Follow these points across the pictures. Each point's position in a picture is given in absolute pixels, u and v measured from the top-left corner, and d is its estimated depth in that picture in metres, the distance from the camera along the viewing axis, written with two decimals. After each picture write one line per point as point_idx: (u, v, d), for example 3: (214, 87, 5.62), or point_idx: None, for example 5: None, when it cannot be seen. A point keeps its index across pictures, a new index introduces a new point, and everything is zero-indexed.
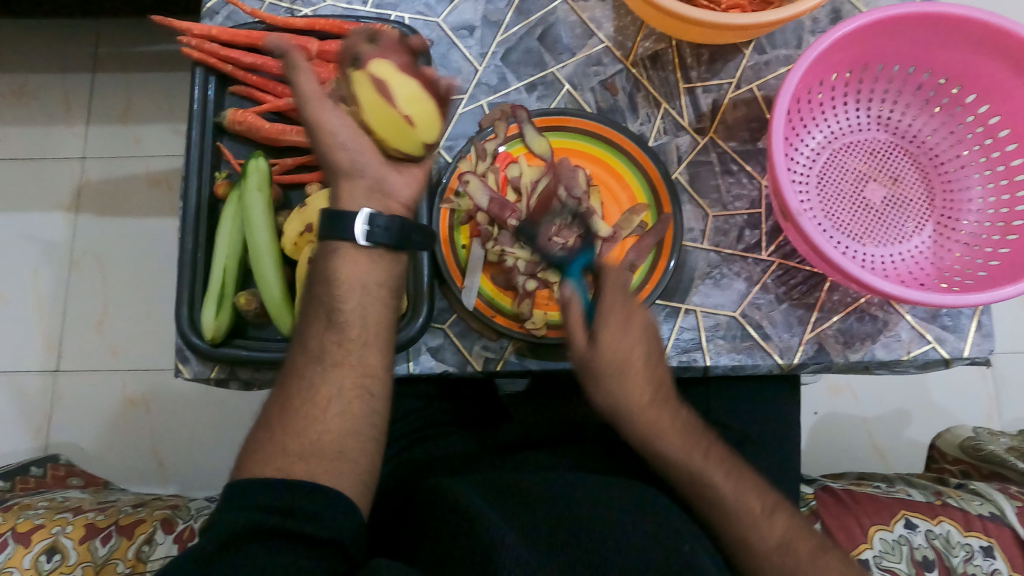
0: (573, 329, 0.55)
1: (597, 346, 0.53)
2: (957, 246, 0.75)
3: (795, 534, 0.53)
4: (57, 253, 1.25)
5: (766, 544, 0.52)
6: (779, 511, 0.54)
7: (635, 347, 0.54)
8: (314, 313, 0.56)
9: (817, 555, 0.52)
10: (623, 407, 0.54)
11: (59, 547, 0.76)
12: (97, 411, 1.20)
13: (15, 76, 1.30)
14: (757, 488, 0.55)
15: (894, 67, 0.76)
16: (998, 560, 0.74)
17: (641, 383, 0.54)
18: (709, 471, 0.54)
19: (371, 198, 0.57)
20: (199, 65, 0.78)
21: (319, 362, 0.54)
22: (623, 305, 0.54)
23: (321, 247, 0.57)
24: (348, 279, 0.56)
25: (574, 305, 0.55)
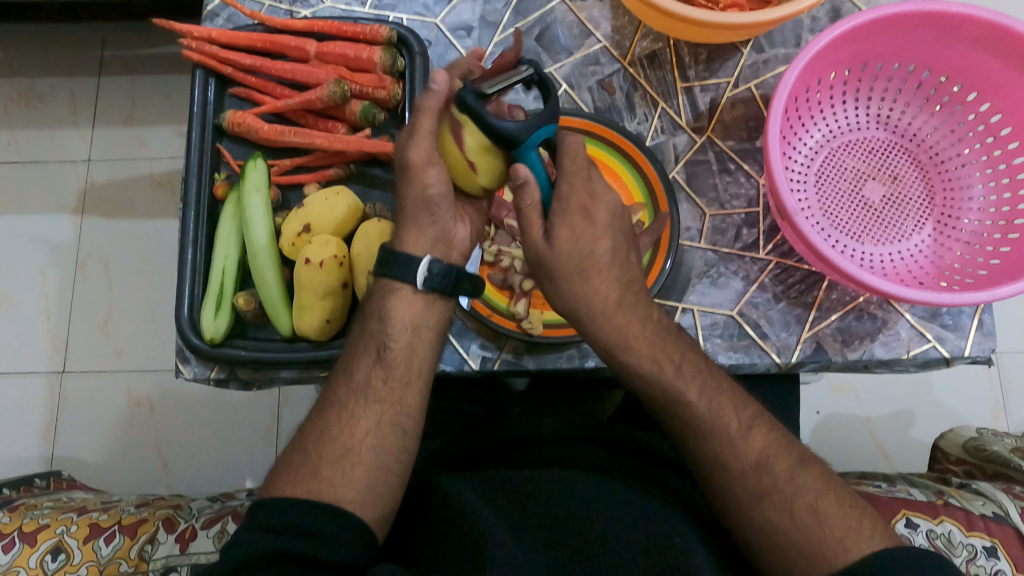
0: (530, 225, 0.53)
1: (555, 245, 0.53)
2: (957, 245, 0.75)
3: (775, 450, 0.52)
4: (63, 254, 1.27)
5: (742, 461, 0.51)
6: (759, 425, 0.53)
7: (599, 240, 0.54)
8: (362, 346, 0.57)
9: (797, 474, 0.50)
10: (585, 306, 0.55)
11: (64, 546, 0.77)
12: (103, 412, 1.21)
13: (22, 79, 1.32)
14: (735, 402, 0.53)
15: (894, 65, 0.76)
16: (1002, 560, 0.72)
17: (602, 281, 0.54)
18: (683, 384, 0.53)
19: (436, 247, 0.57)
20: (199, 67, 0.79)
21: (362, 396, 0.54)
22: (582, 192, 0.53)
23: (378, 284, 0.57)
24: (400, 319, 0.56)
25: (530, 193, 0.51)
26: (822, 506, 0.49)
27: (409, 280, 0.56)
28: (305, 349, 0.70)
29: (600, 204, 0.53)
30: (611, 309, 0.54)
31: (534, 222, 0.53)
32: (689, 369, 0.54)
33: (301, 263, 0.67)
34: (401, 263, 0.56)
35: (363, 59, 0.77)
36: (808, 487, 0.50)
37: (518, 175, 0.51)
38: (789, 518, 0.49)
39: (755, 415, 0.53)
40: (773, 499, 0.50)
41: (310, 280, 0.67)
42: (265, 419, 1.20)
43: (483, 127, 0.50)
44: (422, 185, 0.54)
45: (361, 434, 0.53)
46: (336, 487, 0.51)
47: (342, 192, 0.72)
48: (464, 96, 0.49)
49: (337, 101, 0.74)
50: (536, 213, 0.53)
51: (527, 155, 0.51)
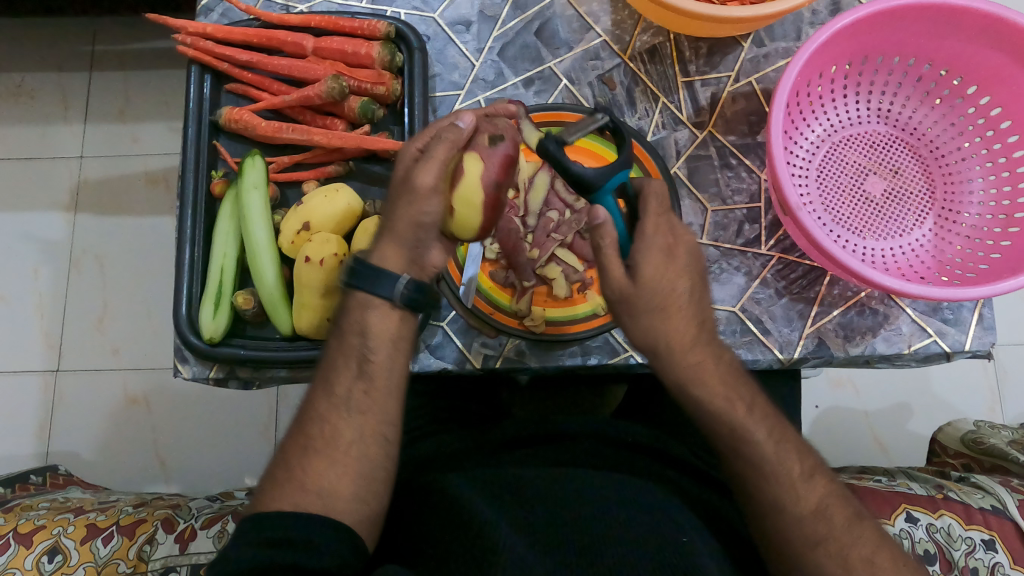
0: (611, 262, 0.53)
1: (638, 280, 0.52)
2: (958, 239, 0.75)
3: (833, 499, 0.51)
4: (57, 252, 1.25)
5: (801, 508, 0.50)
6: (820, 474, 0.52)
7: (679, 279, 0.53)
8: (341, 361, 0.55)
9: (852, 524, 0.50)
10: (662, 345, 0.53)
11: (61, 547, 0.76)
12: (99, 411, 1.20)
13: (11, 75, 1.30)
14: (798, 450, 0.53)
15: (894, 58, 0.76)
16: (1000, 553, 0.73)
17: (680, 320, 0.53)
18: (751, 423, 0.52)
19: (412, 266, 0.55)
20: (195, 63, 0.78)
21: (345, 408, 0.53)
22: (661, 233, 0.54)
23: (354, 299, 0.55)
24: (378, 333, 0.54)
25: (608, 232, 0.52)
26: (879, 560, 0.49)
27: (384, 295, 0.54)
28: (306, 348, 0.70)
29: (682, 245, 0.54)
30: (688, 345, 0.53)
31: (614, 262, 0.53)
32: (758, 411, 0.53)
33: (303, 261, 0.67)
34: (374, 277, 0.54)
35: (362, 55, 0.76)
36: (864, 539, 0.50)
37: (597, 217, 0.53)
38: (838, 560, 0.48)
39: (816, 465, 0.53)
40: (829, 546, 0.49)
41: (312, 279, 0.67)
42: (263, 417, 1.19)
43: (564, 174, 0.52)
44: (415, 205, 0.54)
45: (344, 447, 0.52)
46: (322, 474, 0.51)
47: (341, 189, 0.71)
48: (547, 145, 0.51)
49: (336, 97, 0.73)
50: (615, 251, 0.53)
51: (602, 199, 0.54)
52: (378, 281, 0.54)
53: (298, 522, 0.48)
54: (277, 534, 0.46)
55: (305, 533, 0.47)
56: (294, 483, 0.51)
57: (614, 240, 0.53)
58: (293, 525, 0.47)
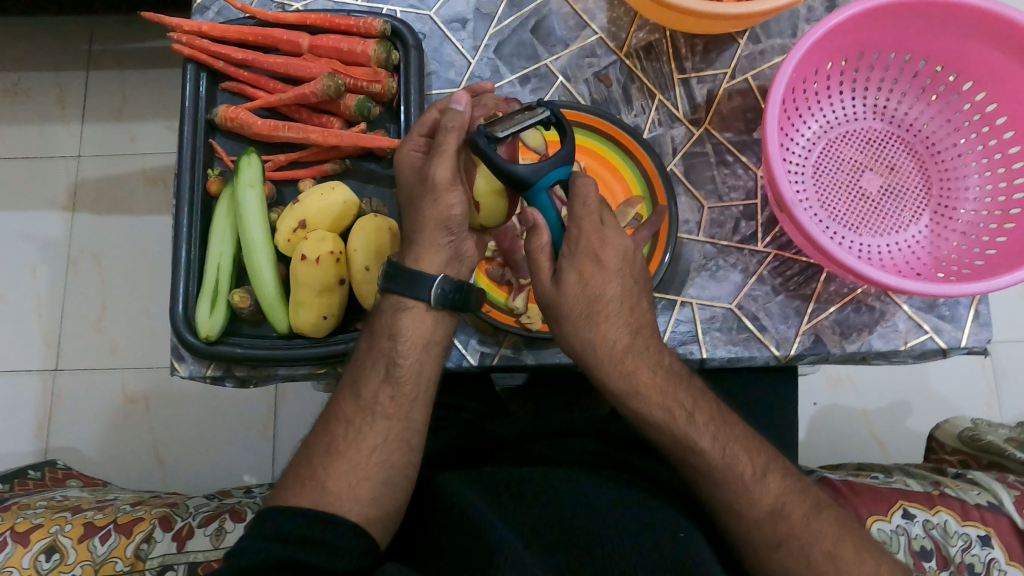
0: (540, 266, 0.55)
1: (562, 287, 0.54)
2: (954, 235, 0.75)
3: (790, 496, 0.52)
4: (55, 251, 1.25)
5: (757, 510, 0.51)
6: (773, 472, 0.53)
7: (608, 283, 0.54)
8: (370, 363, 0.55)
9: (811, 520, 0.51)
10: (591, 351, 0.54)
11: (58, 545, 0.77)
12: (97, 409, 1.20)
13: (9, 74, 1.30)
14: (746, 447, 0.53)
15: (891, 55, 0.76)
16: (996, 549, 0.73)
17: (610, 325, 0.54)
18: (695, 432, 0.53)
19: (451, 265, 0.56)
20: (191, 61, 0.78)
21: (369, 412, 0.53)
22: (593, 236, 0.54)
23: (388, 301, 0.56)
24: (409, 336, 0.54)
25: (540, 236, 0.54)
26: (840, 553, 0.49)
27: (420, 297, 0.54)
28: (302, 345, 0.70)
29: (609, 248, 0.54)
30: (621, 354, 0.54)
31: (544, 267, 0.55)
32: (701, 418, 0.54)
33: (299, 260, 0.67)
34: (409, 279, 0.54)
35: (357, 53, 0.75)
36: (824, 532, 0.50)
37: (529, 218, 0.53)
38: (801, 558, 0.49)
39: (769, 462, 0.53)
40: (791, 546, 0.50)
41: (308, 277, 0.67)
42: (261, 416, 1.19)
43: (496, 171, 0.52)
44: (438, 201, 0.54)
45: (367, 450, 0.52)
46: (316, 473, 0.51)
47: (337, 186, 0.71)
48: (477, 141, 0.51)
49: (331, 95, 0.73)
50: (546, 257, 0.55)
51: (539, 198, 0.53)
52: (415, 284, 0.54)
53: (293, 517, 0.48)
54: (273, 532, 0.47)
55: (300, 532, 0.47)
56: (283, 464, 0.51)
57: (546, 242, 0.54)
58: (288, 522, 0.48)
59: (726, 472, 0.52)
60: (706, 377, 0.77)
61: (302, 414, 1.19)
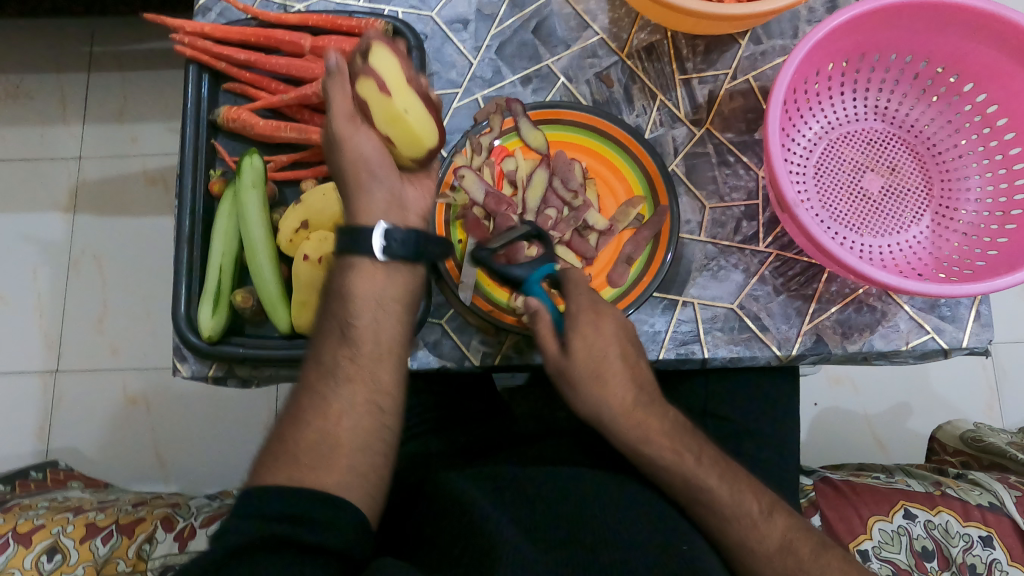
0: (547, 342, 0.57)
1: (570, 354, 0.56)
2: (955, 236, 0.75)
3: (796, 534, 0.52)
4: (55, 252, 1.25)
5: (767, 547, 0.51)
6: (778, 511, 0.54)
7: (610, 345, 0.56)
8: (328, 326, 0.57)
9: (818, 556, 0.51)
10: (607, 415, 0.55)
11: (60, 547, 0.76)
12: (98, 411, 1.20)
13: (10, 76, 1.30)
14: (753, 489, 0.54)
15: (891, 56, 0.76)
16: (997, 549, 0.74)
17: (618, 386, 0.55)
18: (703, 473, 0.54)
19: (391, 212, 0.58)
20: (193, 62, 0.78)
21: (333, 378, 0.54)
22: (588, 305, 0.57)
23: (338, 264, 0.57)
24: (362, 295, 0.56)
25: (543, 318, 0.57)
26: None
27: (366, 253, 0.56)
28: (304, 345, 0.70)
29: (607, 315, 0.57)
30: (629, 409, 0.55)
31: (550, 339, 0.57)
32: (707, 460, 0.55)
33: (300, 260, 0.67)
34: (357, 239, 0.56)
35: None
36: (833, 569, 0.50)
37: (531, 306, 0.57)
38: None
39: (773, 503, 0.54)
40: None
41: (310, 277, 0.67)
42: (262, 417, 1.19)
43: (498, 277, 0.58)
44: (356, 150, 0.56)
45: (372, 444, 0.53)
46: (317, 471, 0.50)
47: (339, 186, 0.71)
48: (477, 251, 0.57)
49: None
50: (550, 330, 0.57)
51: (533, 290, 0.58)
52: (358, 243, 0.56)
53: (294, 503, 0.47)
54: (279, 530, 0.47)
55: None
56: (283, 459, 0.51)
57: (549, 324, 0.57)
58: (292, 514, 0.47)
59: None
60: (707, 377, 0.77)
61: None
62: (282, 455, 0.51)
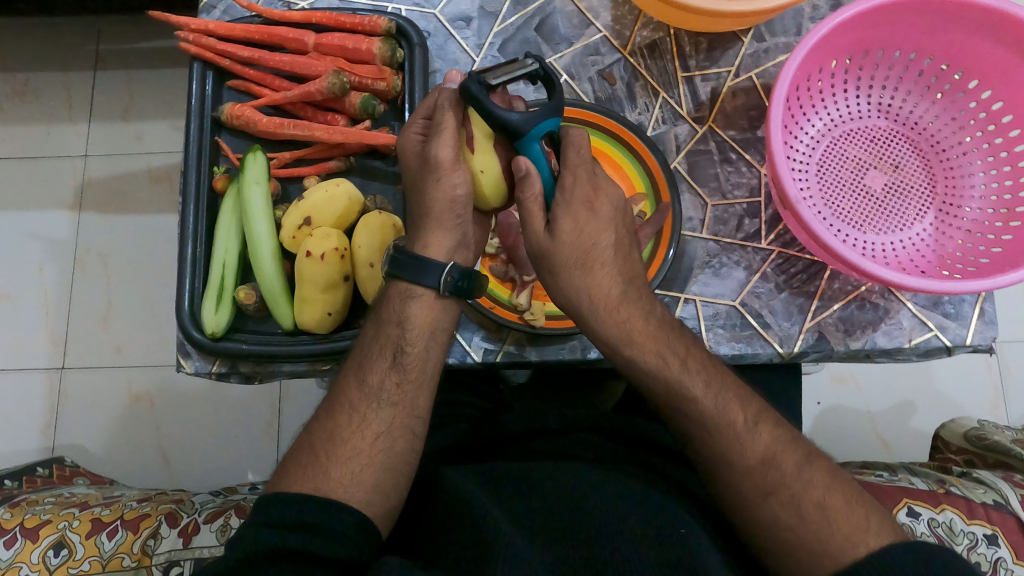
0: (533, 214, 0.53)
1: (558, 234, 0.53)
2: (959, 233, 0.75)
3: (781, 446, 0.52)
4: (62, 250, 1.26)
5: (748, 459, 0.51)
6: (765, 421, 0.53)
7: (602, 233, 0.54)
8: (377, 348, 0.56)
9: (802, 469, 0.51)
10: (587, 303, 0.54)
11: (66, 541, 0.77)
12: (103, 408, 1.20)
13: (16, 75, 1.31)
14: (740, 399, 0.54)
15: (895, 53, 0.76)
16: (1002, 548, 0.73)
17: (605, 274, 0.54)
18: (688, 378, 0.54)
19: (457, 252, 0.56)
20: (197, 60, 0.79)
21: (375, 397, 0.54)
22: (585, 184, 0.54)
23: (397, 289, 0.56)
24: (417, 323, 0.55)
25: (533, 184, 0.52)
26: (829, 503, 0.49)
27: (428, 285, 0.55)
28: (308, 342, 0.69)
29: (604, 198, 0.54)
30: (614, 304, 0.54)
31: (538, 215, 0.53)
32: (693, 364, 0.54)
33: (303, 256, 0.68)
34: (420, 267, 0.54)
35: (362, 51, 0.76)
36: (816, 483, 0.50)
37: (520, 166, 0.52)
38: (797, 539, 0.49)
39: (759, 412, 0.54)
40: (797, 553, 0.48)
41: (311, 273, 0.67)
42: (266, 414, 1.20)
43: (488, 119, 0.50)
44: (445, 181, 0.54)
45: (372, 436, 0.53)
46: (322, 469, 0.52)
47: (342, 183, 0.71)
48: (469, 86, 0.49)
49: (336, 93, 0.74)
50: (539, 205, 0.53)
51: (528, 148, 0.51)
52: (423, 271, 0.54)
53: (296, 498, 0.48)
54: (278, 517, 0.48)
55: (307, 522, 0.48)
56: None
57: (539, 193, 0.52)
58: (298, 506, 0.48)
59: (737, 452, 0.51)
60: None
61: (304, 411, 1.19)
62: None
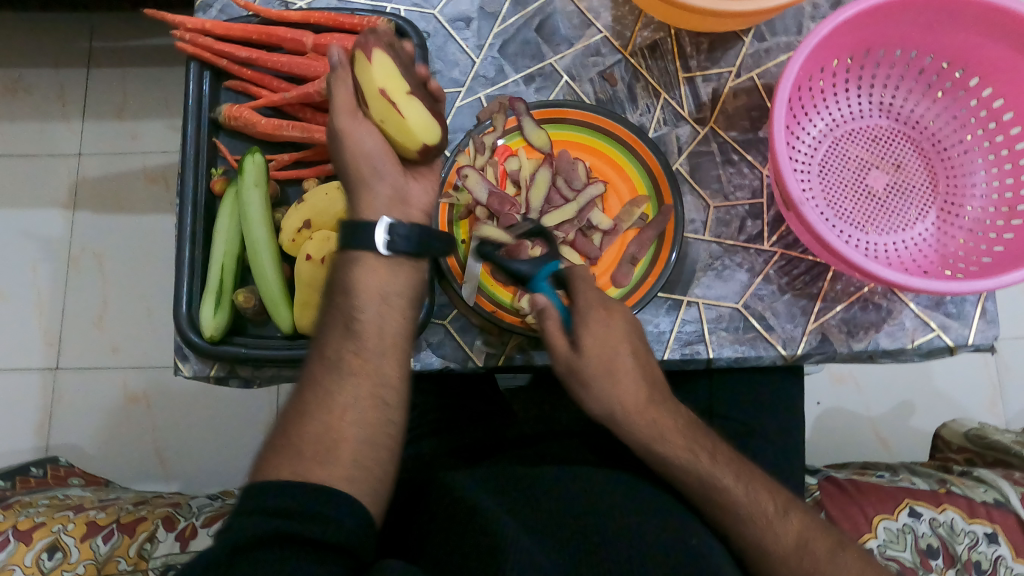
0: (555, 340, 0.55)
1: (582, 350, 0.54)
2: (961, 232, 0.75)
3: (810, 533, 0.53)
4: (56, 249, 1.25)
5: (783, 546, 0.52)
6: (793, 510, 0.54)
7: (620, 345, 0.54)
8: (330, 321, 0.57)
9: (833, 555, 0.52)
10: (619, 411, 0.54)
11: (61, 544, 0.76)
12: (99, 409, 1.19)
13: (9, 72, 1.29)
14: (769, 489, 0.54)
15: (897, 51, 0.76)
16: (1003, 546, 0.74)
17: (628, 380, 0.54)
18: (719, 472, 0.53)
19: (393, 207, 0.58)
20: (194, 59, 0.78)
21: (337, 371, 0.54)
22: (597, 305, 0.55)
23: (342, 257, 0.57)
24: (366, 288, 0.56)
25: (551, 314, 0.55)
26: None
27: (372, 249, 0.56)
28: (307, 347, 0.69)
29: (616, 312, 0.56)
30: (642, 406, 0.54)
31: (558, 339, 0.55)
32: (722, 457, 0.55)
33: (304, 260, 0.67)
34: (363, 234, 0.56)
35: None
36: (846, 565, 0.51)
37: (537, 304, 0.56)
38: None
39: (788, 501, 0.54)
40: None
41: (314, 277, 0.66)
42: (265, 415, 1.19)
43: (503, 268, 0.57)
44: (355, 145, 0.57)
45: (372, 437, 0.53)
46: (316, 464, 0.50)
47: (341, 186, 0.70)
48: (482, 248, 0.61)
49: None
50: (559, 330, 0.55)
51: (539, 288, 0.57)
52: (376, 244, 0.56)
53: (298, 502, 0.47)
54: (275, 508, 0.46)
55: None
56: (285, 454, 0.51)
57: (557, 319, 0.55)
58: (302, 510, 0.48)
59: None
60: (712, 378, 0.77)
61: None
62: (285, 450, 0.51)
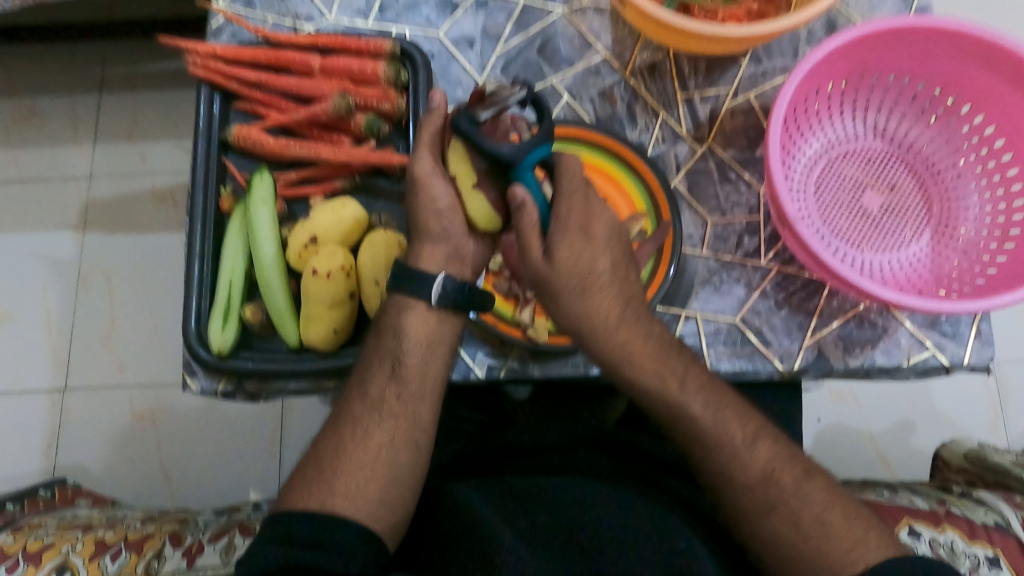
0: (530, 239, 0.53)
1: (555, 260, 0.53)
2: (956, 254, 0.75)
3: (778, 462, 0.54)
4: (66, 270, 1.27)
5: (748, 477, 0.53)
6: (764, 437, 0.55)
7: (598, 257, 0.54)
8: (376, 364, 0.58)
9: (800, 486, 0.53)
10: (586, 324, 0.55)
11: (69, 564, 0.75)
12: (106, 428, 1.20)
13: (23, 98, 1.33)
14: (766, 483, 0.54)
15: (890, 76, 0.77)
16: (1004, 570, 0.72)
17: (604, 298, 0.54)
18: (687, 398, 0.55)
19: (450, 262, 0.58)
20: (205, 82, 0.80)
21: (378, 412, 0.56)
22: (581, 212, 0.54)
23: (392, 301, 0.58)
24: (414, 335, 0.57)
25: (529, 213, 0.52)
26: (828, 518, 0.51)
27: (422, 296, 0.57)
28: (311, 360, 0.70)
29: (598, 220, 0.54)
30: (614, 325, 0.55)
31: (533, 241, 0.53)
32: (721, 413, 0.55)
33: (311, 274, 0.68)
34: (414, 280, 0.57)
35: (367, 73, 0.78)
36: (813, 497, 0.52)
37: (515, 197, 0.51)
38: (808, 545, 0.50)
39: (758, 429, 0.55)
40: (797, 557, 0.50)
41: (319, 291, 0.68)
42: (269, 432, 1.20)
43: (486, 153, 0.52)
44: (428, 198, 0.56)
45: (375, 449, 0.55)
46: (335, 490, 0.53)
47: (347, 203, 0.72)
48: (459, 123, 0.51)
49: (342, 113, 0.77)
50: (535, 231, 0.53)
51: (523, 177, 0.51)
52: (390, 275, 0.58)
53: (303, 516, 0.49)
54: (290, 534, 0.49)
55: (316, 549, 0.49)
56: None
57: (535, 220, 0.52)
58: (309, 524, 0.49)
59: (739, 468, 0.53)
60: None
61: (305, 429, 1.19)
62: None
